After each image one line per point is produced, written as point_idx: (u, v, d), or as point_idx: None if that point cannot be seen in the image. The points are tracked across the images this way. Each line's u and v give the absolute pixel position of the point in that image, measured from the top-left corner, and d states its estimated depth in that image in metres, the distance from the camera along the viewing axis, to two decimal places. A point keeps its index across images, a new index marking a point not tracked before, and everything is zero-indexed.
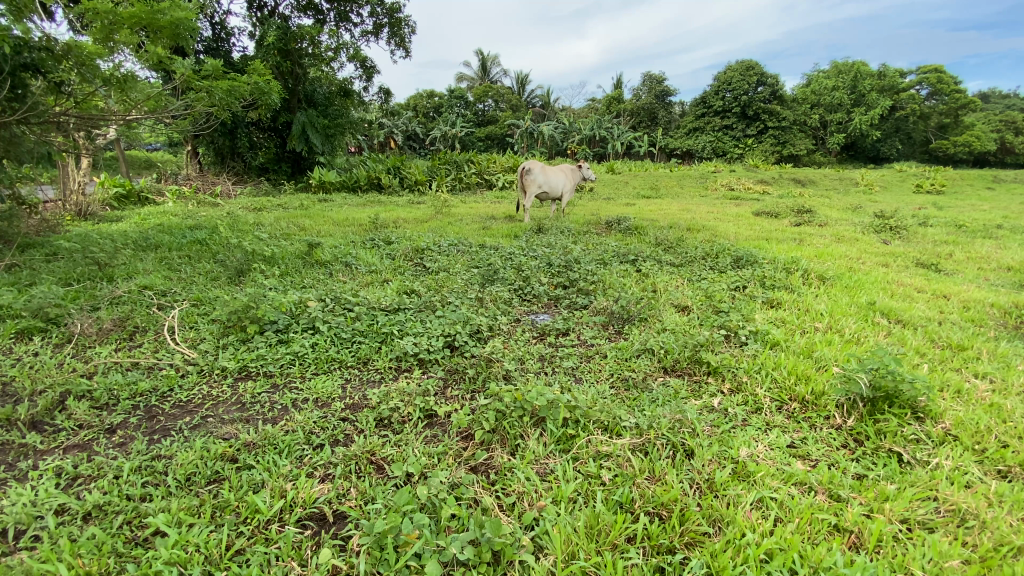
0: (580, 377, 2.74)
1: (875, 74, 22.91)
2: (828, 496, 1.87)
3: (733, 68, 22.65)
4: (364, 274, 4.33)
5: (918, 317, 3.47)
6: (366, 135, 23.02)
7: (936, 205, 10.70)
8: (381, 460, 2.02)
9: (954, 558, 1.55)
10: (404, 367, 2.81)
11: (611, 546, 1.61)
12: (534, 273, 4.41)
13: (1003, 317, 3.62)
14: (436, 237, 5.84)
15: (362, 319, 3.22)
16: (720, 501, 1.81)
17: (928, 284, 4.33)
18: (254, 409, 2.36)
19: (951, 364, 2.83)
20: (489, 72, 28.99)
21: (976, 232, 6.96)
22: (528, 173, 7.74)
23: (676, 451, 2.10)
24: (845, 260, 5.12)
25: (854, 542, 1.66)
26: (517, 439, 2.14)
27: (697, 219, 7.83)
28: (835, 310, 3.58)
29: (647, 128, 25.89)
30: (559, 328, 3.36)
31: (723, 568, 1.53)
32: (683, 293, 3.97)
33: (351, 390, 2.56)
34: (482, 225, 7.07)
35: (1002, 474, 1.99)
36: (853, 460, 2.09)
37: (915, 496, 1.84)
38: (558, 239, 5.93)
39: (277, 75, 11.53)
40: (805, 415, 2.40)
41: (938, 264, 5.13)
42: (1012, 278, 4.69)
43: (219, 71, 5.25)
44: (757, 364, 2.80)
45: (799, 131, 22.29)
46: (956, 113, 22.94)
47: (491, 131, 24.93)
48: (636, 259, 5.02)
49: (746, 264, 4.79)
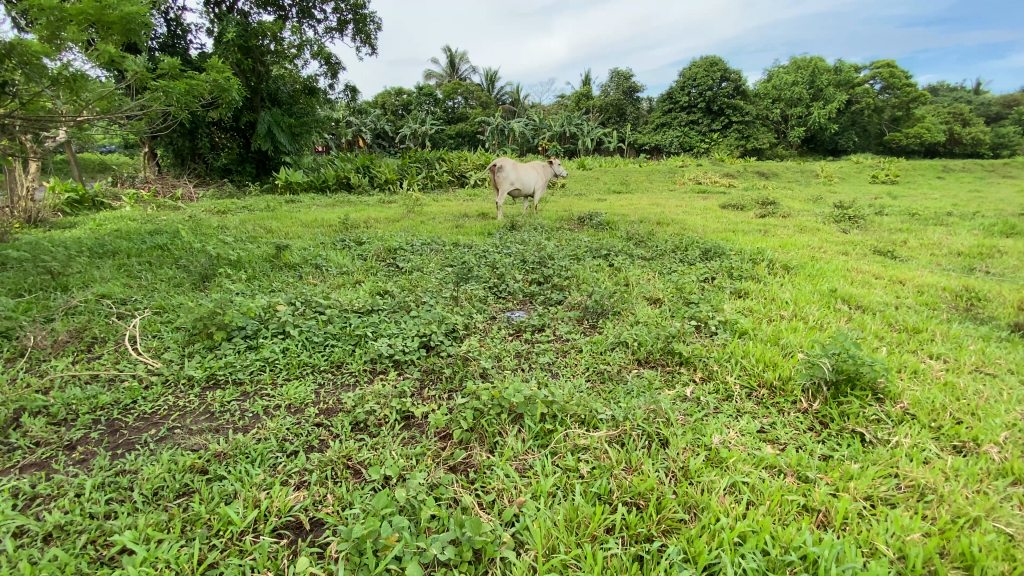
0: (556, 373, 2.77)
1: (832, 69, 23.70)
2: (796, 477, 1.94)
3: (697, 64, 23.08)
4: (335, 276, 4.25)
5: (876, 302, 3.63)
6: (334, 134, 22.78)
7: (891, 195, 11.10)
8: (357, 464, 1.99)
9: (915, 531, 1.63)
10: (379, 369, 2.77)
11: (590, 537, 1.64)
12: (509, 271, 4.40)
13: (955, 300, 3.81)
14: (408, 237, 5.78)
15: (335, 322, 3.16)
16: (695, 488, 1.85)
17: (885, 271, 4.51)
18: (224, 418, 2.30)
19: (907, 347, 2.96)
20: (458, 69, 28.91)
21: (929, 220, 7.28)
22: (499, 170, 7.72)
23: (650, 441, 2.14)
24: (807, 250, 5.28)
25: (822, 520, 1.72)
26: (495, 437, 2.13)
27: (666, 213, 7.94)
28: (799, 298, 3.70)
29: (617, 124, 26.23)
30: (535, 324, 3.37)
31: (699, 553, 1.56)
32: (655, 286, 4.03)
33: (324, 395, 2.52)
34: (456, 224, 7.03)
35: (957, 450, 2.09)
36: (819, 442, 2.17)
37: (877, 474, 1.92)
38: (531, 236, 5.94)
39: (237, 72, 11.15)
40: (773, 400, 2.48)
41: (894, 250, 5.35)
42: (961, 262, 4.94)
43: (176, 68, 5.05)
44: (726, 353, 2.88)
45: (761, 126, 22.97)
46: (907, 106, 23.68)
47: (461, 129, 24.80)
48: (608, 253, 5.08)
49: (714, 256, 4.90)
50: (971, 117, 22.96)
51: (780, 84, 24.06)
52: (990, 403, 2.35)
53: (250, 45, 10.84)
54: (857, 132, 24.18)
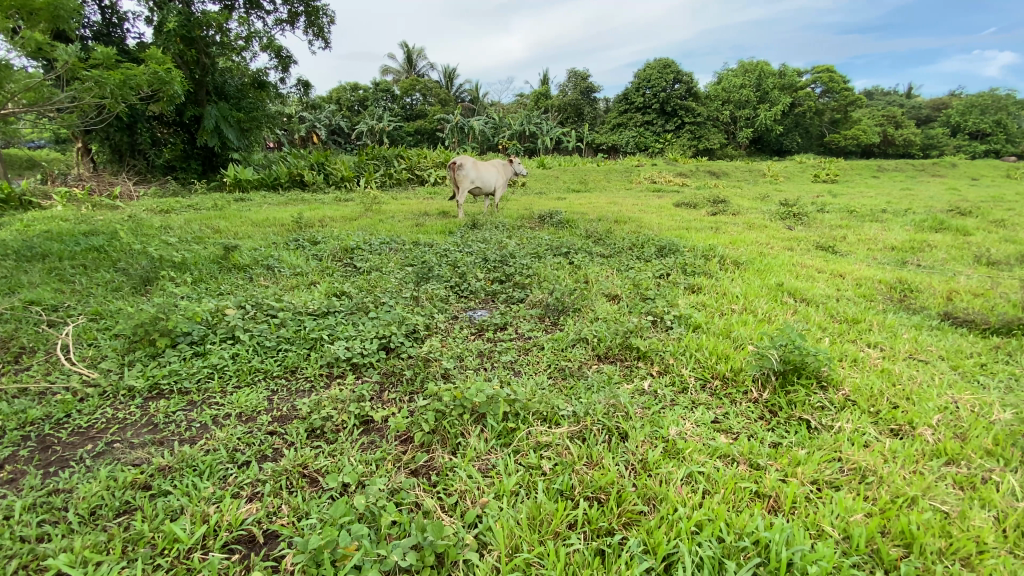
0: (519, 371, 2.77)
1: (777, 73, 24.84)
2: (748, 465, 2.02)
3: (652, 66, 23.69)
4: (288, 278, 4.10)
5: (819, 295, 3.83)
6: (287, 130, 21.99)
7: (831, 194, 11.76)
8: (314, 472, 1.93)
9: (857, 511, 1.73)
10: (336, 374, 2.70)
11: (553, 534, 1.65)
12: (470, 269, 4.37)
13: (889, 291, 4.06)
14: (366, 236, 5.65)
15: (288, 326, 3.05)
16: (654, 479, 1.90)
17: (826, 265, 4.77)
18: (169, 429, 2.17)
19: (848, 337, 3.14)
20: (415, 65, 28.50)
21: (865, 217, 7.75)
22: (459, 168, 7.66)
23: (611, 435, 2.18)
24: (756, 246, 5.51)
25: (773, 506, 1.80)
26: (457, 438, 2.11)
27: (624, 211, 8.11)
28: (748, 292, 3.86)
29: (575, 123, 26.57)
30: (497, 323, 3.36)
31: (658, 544, 1.60)
32: (614, 282, 4.11)
33: (278, 402, 2.43)
34: (415, 222, 6.93)
35: (893, 432, 2.24)
36: (769, 430, 2.27)
37: (822, 459, 2.03)
38: (492, 234, 5.91)
39: (179, 64, 10.57)
40: (726, 391, 2.58)
41: (834, 246, 5.67)
42: (894, 256, 5.29)
43: (111, 58, 4.74)
44: (682, 347, 2.97)
45: (712, 126, 23.82)
46: (845, 109, 25.09)
47: (420, 126, 24.47)
48: (569, 251, 5.13)
49: (669, 253, 5.05)
50: (901, 120, 24.60)
51: (729, 86, 25.03)
52: (922, 387, 2.53)
53: (194, 35, 10.30)
54: (800, 133, 25.45)
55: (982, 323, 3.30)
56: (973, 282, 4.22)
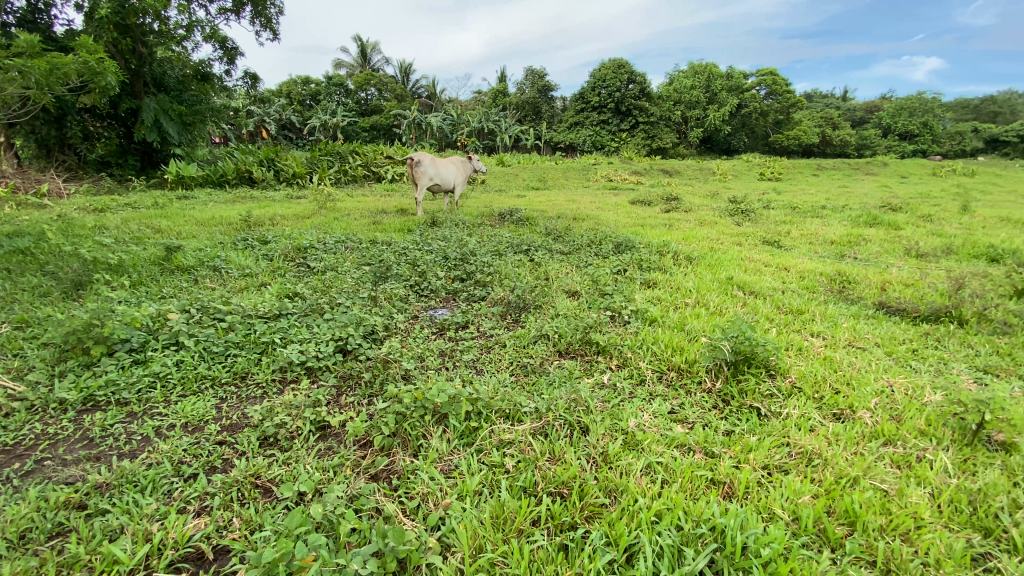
0: (481, 369, 2.75)
1: (724, 75, 25.83)
2: (704, 453, 2.08)
3: (607, 66, 24.15)
4: (237, 279, 3.92)
5: (766, 288, 4.01)
6: (234, 125, 21.02)
7: (776, 191, 12.34)
8: (268, 482, 1.85)
9: (805, 493, 1.82)
10: (290, 379, 2.60)
11: (517, 532, 1.64)
12: (429, 268, 4.31)
13: (830, 283, 4.30)
14: (320, 234, 5.47)
15: (238, 329, 2.91)
16: (614, 472, 1.93)
17: (772, 259, 5.00)
18: (106, 444, 2.03)
19: (793, 327, 3.30)
20: (370, 60, 27.85)
21: (806, 213, 8.18)
22: (417, 164, 7.54)
23: (572, 430, 2.20)
24: (707, 242, 5.71)
25: (727, 492, 1.86)
26: (418, 440, 2.08)
27: (582, 209, 8.23)
28: (701, 286, 4.00)
29: (533, 121, 26.72)
30: (458, 321, 3.33)
31: (620, 535, 1.63)
32: (573, 279, 4.15)
33: (227, 410, 2.32)
34: (372, 220, 6.77)
35: (836, 416, 2.37)
36: (723, 418, 2.36)
37: (772, 444, 2.12)
38: (452, 232, 5.86)
39: (113, 53, 9.89)
40: (681, 382, 2.66)
41: (779, 241, 5.95)
42: (833, 250, 5.60)
43: (35, 46, 4.38)
44: (639, 340, 3.04)
45: (665, 126, 24.52)
46: (787, 111, 26.37)
47: (375, 121, 23.93)
48: (529, 248, 5.15)
49: (626, 249, 5.16)
50: (838, 122, 26.10)
51: (680, 87, 25.83)
52: (861, 373, 2.69)
53: (128, 23, 9.66)
54: (747, 133, 26.57)
55: (912, 312, 3.54)
56: (903, 273, 4.53)
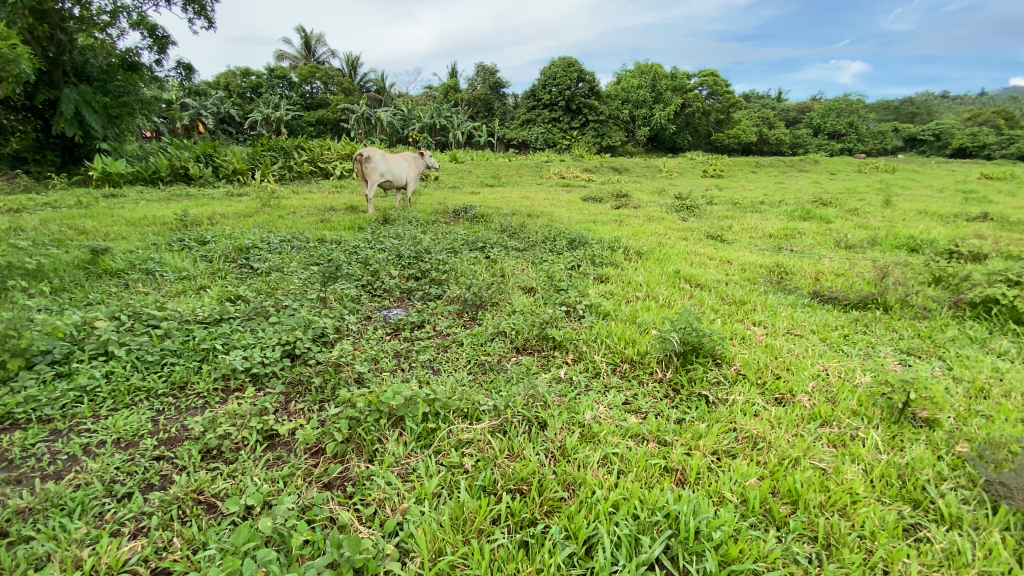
0: (437, 369, 2.72)
1: (669, 76, 26.72)
2: (657, 441, 2.15)
3: (557, 64, 24.44)
4: (173, 282, 3.68)
5: (711, 280, 4.18)
6: (167, 118, 19.72)
7: (718, 188, 12.91)
8: (212, 497, 1.75)
9: (751, 476, 1.91)
10: (234, 387, 2.47)
11: (476, 532, 1.63)
12: (382, 266, 4.21)
13: (769, 274, 4.54)
14: (265, 233, 5.22)
15: (175, 336, 2.73)
16: (572, 465, 1.95)
17: (716, 252, 5.22)
18: (25, 466, 1.85)
19: (737, 317, 3.46)
20: (315, 52, 26.86)
21: (746, 208, 8.60)
22: (367, 160, 7.35)
23: (531, 426, 2.21)
24: (655, 237, 5.89)
25: (680, 478, 1.93)
26: (374, 444, 2.02)
27: (535, 205, 8.28)
28: (651, 280, 4.12)
29: (485, 117, 26.65)
30: (413, 321, 3.27)
31: (579, 528, 1.65)
32: (529, 275, 4.17)
33: (164, 423, 2.17)
34: (320, 218, 6.54)
35: (777, 400, 2.50)
36: (673, 407, 2.44)
37: (720, 430, 2.21)
38: (405, 229, 5.75)
39: (25, 39, 9.05)
40: (634, 373, 2.73)
41: (722, 235, 6.22)
42: (771, 243, 5.91)
43: None
44: (594, 334, 3.09)
45: (614, 124, 25.08)
46: (727, 111, 27.61)
47: (322, 116, 23.11)
48: (484, 245, 5.14)
49: (578, 245, 5.24)
50: (773, 122, 27.58)
51: (628, 86, 26.50)
52: (798, 358, 2.86)
53: (43, 6, 8.86)
54: (691, 132, 27.61)
55: (843, 300, 3.79)
56: (834, 264, 4.84)
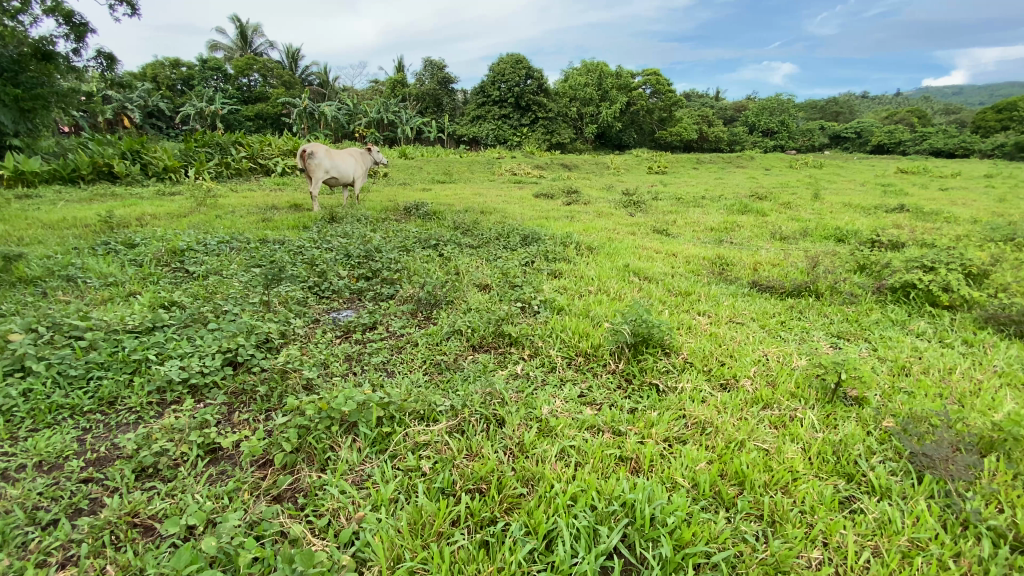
0: (391, 371, 2.66)
1: (615, 74, 27.34)
2: (612, 432, 2.19)
3: (504, 60, 24.48)
4: (98, 289, 3.40)
5: (659, 273, 4.32)
6: (85, 111, 18.19)
7: (663, 183, 13.37)
8: (149, 519, 1.63)
9: (701, 460, 1.99)
10: (171, 400, 2.31)
11: (436, 535, 1.61)
12: (330, 267, 4.07)
13: (712, 266, 4.74)
14: (201, 235, 4.92)
15: (101, 348, 2.52)
16: (531, 460, 1.96)
17: (663, 246, 5.40)
18: None
19: (683, 307, 3.59)
20: (252, 43, 25.55)
21: (690, 203, 8.95)
22: (310, 156, 7.08)
23: (488, 424, 2.20)
24: (605, 232, 6.01)
25: (635, 467, 1.98)
26: (326, 453, 1.95)
27: (487, 202, 8.26)
28: (602, 274, 4.20)
29: (435, 113, 26.29)
30: (365, 323, 3.18)
31: (539, 524, 1.66)
32: (483, 272, 4.15)
33: (92, 443, 2.00)
34: (262, 217, 6.24)
35: (723, 386, 2.61)
36: (626, 397, 2.50)
37: (671, 418, 2.29)
38: (353, 227, 5.57)
39: None
40: (588, 366, 2.77)
41: (667, 229, 6.44)
42: (713, 236, 6.18)
43: None
44: (549, 329, 3.12)
45: (562, 121, 25.41)
46: (670, 109, 28.59)
47: (261, 110, 22.04)
48: (437, 243, 5.07)
49: (531, 241, 5.27)
50: (713, 121, 28.83)
51: (575, 84, 26.91)
52: (741, 345, 3.00)
53: None
54: (636, 129, 28.40)
55: (779, 289, 4.01)
56: (770, 255, 5.11)
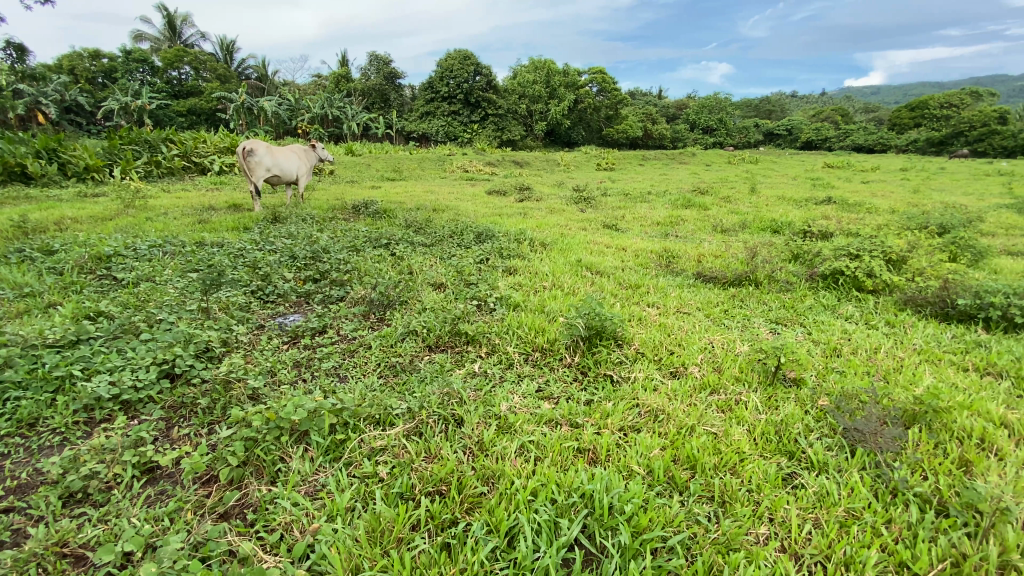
0: (344, 376, 2.58)
1: (562, 72, 27.69)
2: (569, 424, 2.22)
3: (451, 56, 24.25)
4: (10, 301, 3.09)
5: (610, 267, 4.42)
6: None
7: (611, 180, 13.68)
8: (78, 549, 1.50)
9: (655, 447, 2.05)
10: (101, 418, 2.14)
11: (396, 541, 1.58)
12: (275, 269, 3.90)
13: (660, 258, 4.90)
14: (130, 239, 4.58)
15: (17, 365, 2.30)
16: (490, 458, 1.96)
17: (613, 240, 5.52)
18: None
19: (634, 300, 3.69)
20: (181, 33, 24.01)
21: (638, 198, 9.21)
22: (250, 154, 6.74)
23: (447, 424, 2.18)
24: (557, 228, 6.08)
25: (592, 457, 2.02)
26: (276, 464, 1.87)
27: (439, 199, 8.15)
28: (555, 270, 4.25)
29: (382, 109, 25.69)
30: (314, 327, 3.07)
31: (500, 521, 1.66)
32: (437, 271, 4.09)
33: (10, 470, 1.82)
34: (198, 218, 5.88)
35: (673, 374, 2.71)
36: (583, 389, 2.54)
37: (625, 407, 2.35)
38: (298, 228, 5.35)
39: None
40: (545, 361, 2.80)
41: (617, 224, 6.59)
42: (660, 230, 6.38)
43: None
44: (505, 326, 3.12)
45: (512, 118, 25.47)
46: (616, 106, 29.28)
47: (194, 105, 20.77)
48: (388, 242, 4.96)
49: (485, 238, 5.25)
50: (657, 118, 29.76)
51: (524, 81, 27.05)
52: (688, 334, 3.12)
53: None
54: (584, 127, 28.90)
55: (722, 279, 4.19)
56: (713, 247, 5.34)
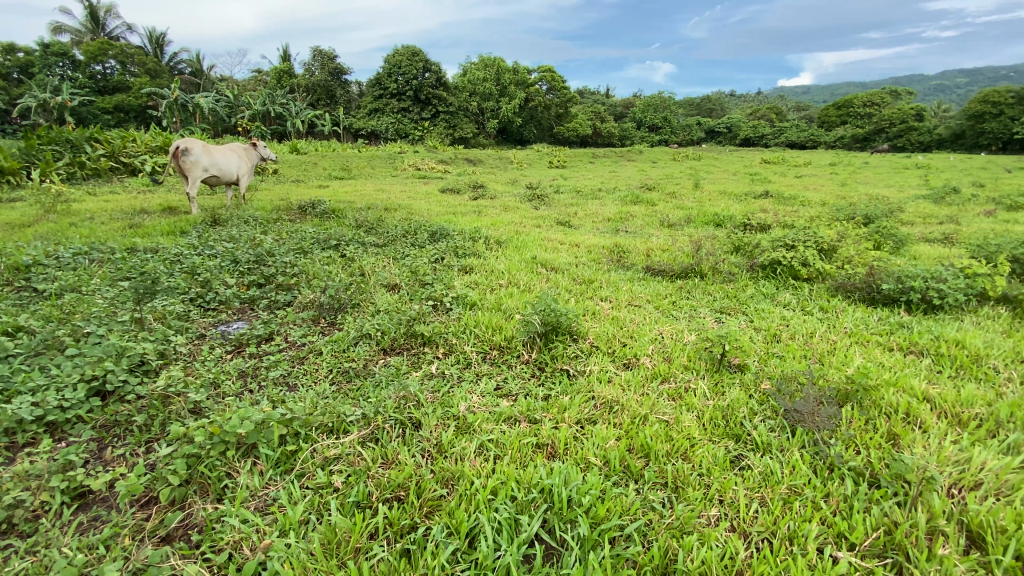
0: (294, 384, 2.49)
1: (512, 70, 27.77)
2: (528, 421, 2.24)
3: (399, 52, 23.81)
4: None
5: (564, 263, 4.48)
6: None
7: (564, 177, 13.86)
8: None
9: (611, 438, 2.10)
10: (22, 443, 1.96)
11: (353, 552, 1.54)
12: (217, 275, 3.71)
13: (611, 253, 5.02)
14: (51, 246, 4.23)
15: None
16: (449, 460, 1.94)
17: (566, 237, 5.60)
18: None
19: (588, 295, 3.76)
20: (103, 24, 22.35)
21: (590, 195, 9.38)
22: (184, 153, 6.37)
23: (404, 428, 2.14)
24: (511, 226, 6.10)
25: (551, 452, 2.04)
26: (223, 481, 1.78)
27: (391, 199, 8.00)
28: (511, 267, 4.26)
29: (329, 107, 24.90)
30: (260, 334, 2.94)
31: (460, 522, 1.65)
32: (391, 271, 4.02)
33: None
34: (129, 223, 5.50)
35: (627, 366, 2.78)
36: (540, 385, 2.57)
37: (582, 401, 2.39)
38: (241, 231, 5.10)
39: None
40: (503, 358, 2.81)
41: (569, 221, 6.69)
42: (611, 226, 6.53)
43: None
44: (462, 325, 3.10)
45: (464, 116, 25.31)
46: (566, 104, 29.67)
47: (122, 101, 19.40)
48: (338, 243, 4.82)
49: (439, 237, 5.20)
50: (607, 116, 30.39)
51: (474, 78, 26.93)
52: (640, 326, 3.21)
53: None
54: (536, 124, 29.11)
55: (670, 272, 4.34)
56: (662, 241, 5.52)
